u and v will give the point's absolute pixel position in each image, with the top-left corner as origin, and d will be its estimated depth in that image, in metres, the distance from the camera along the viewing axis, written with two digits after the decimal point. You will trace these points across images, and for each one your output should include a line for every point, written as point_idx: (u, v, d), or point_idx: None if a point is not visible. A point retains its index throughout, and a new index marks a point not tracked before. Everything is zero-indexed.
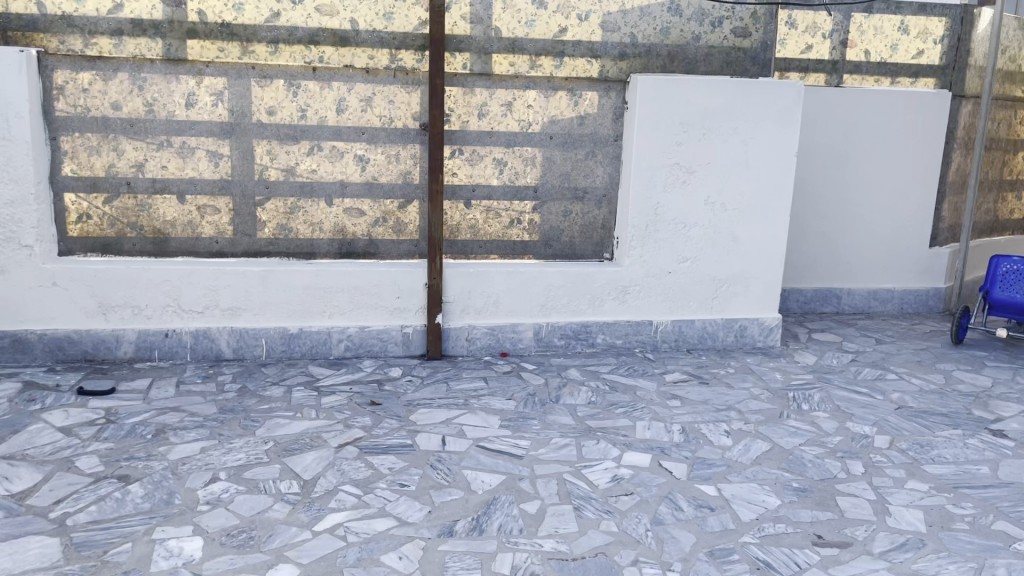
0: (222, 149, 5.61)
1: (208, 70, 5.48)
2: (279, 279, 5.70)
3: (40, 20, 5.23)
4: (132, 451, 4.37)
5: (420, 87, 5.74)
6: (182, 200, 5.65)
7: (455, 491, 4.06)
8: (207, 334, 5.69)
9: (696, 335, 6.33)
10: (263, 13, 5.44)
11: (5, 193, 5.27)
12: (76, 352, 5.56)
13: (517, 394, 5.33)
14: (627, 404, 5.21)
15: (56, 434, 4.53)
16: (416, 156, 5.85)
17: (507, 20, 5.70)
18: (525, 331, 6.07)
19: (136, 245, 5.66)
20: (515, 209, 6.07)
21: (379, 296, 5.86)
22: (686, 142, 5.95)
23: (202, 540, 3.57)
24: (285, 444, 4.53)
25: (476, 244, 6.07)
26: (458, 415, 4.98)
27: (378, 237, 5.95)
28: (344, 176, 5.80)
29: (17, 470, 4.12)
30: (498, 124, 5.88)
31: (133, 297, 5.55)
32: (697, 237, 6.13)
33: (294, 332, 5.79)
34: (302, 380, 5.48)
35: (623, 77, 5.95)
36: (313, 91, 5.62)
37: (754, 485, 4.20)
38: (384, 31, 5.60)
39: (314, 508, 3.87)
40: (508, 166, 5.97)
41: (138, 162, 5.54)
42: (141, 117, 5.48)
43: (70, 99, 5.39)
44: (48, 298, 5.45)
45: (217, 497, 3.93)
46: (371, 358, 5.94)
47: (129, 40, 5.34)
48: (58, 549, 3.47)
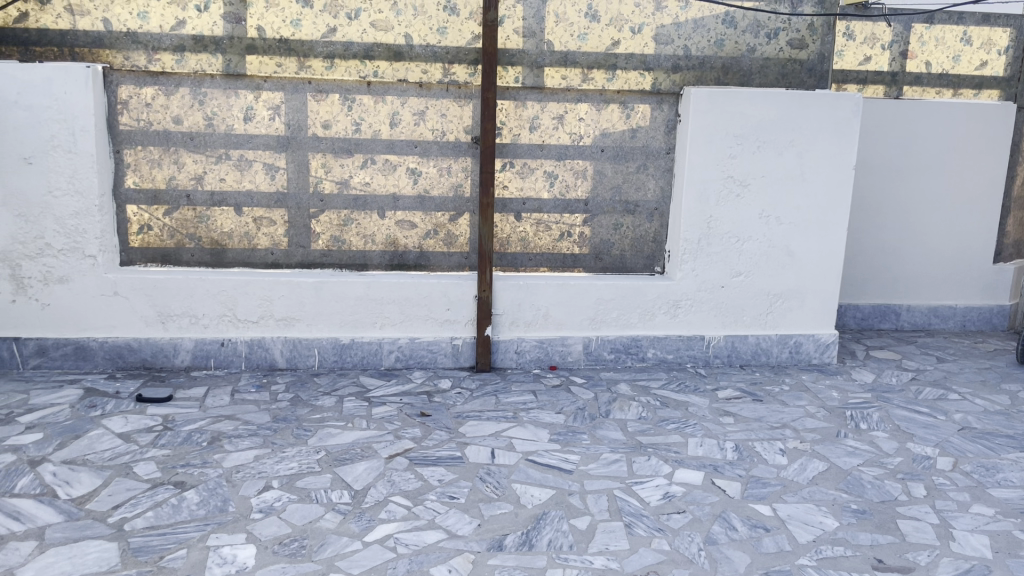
0: (279, 162, 5.71)
1: (267, 85, 5.59)
2: (332, 290, 5.76)
3: (106, 36, 5.39)
4: (188, 458, 4.45)
5: (473, 101, 5.78)
6: (239, 212, 5.76)
7: (504, 505, 4.04)
8: (261, 343, 5.78)
9: (750, 350, 6.23)
10: (320, 29, 5.52)
11: (70, 204, 5.43)
12: (135, 360, 5.69)
13: (568, 408, 5.30)
14: (679, 420, 5.14)
15: (115, 440, 4.64)
16: (467, 168, 5.89)
17: (559, 33, 5.70)
18: (575, 344, 6.04)
19: (195, 255, 5.79)
20: (565, 222, 6.05)
21: (429, 308, 5.89)
22: (739, 154, 5.87)
23: (255, 547, 3.61)
24: (337, 454, 4.56)
25: (526, 257, 6.07)
26: (508, 428, 4.96)
27: (429, 249, 5.98)
28: (396, 189, 5.86)
29: (79, 474, 4.23)
30: (550, 136, 5.89)
31: (190, 306, 5.67)
32: (751, 252, 6.04)
33: (346, 342, 5.85)
34: (353, 391, 5.52)
35: (676, 89, 5.91)
36: (367, 105, 5.69)
37: (810, 506, 4.10)
38: (437, 46, 5.64)
39: (364, 519, 3.89)
40: (559, 179, 5.97)
41: (197, 174, 5.67)
42: (201, 130, 5.61)
43: (134, 113, 5.54)
44: (109, 307, 5.60)
45: (270, 506, 3.97)
46: (421, 369, 5.96)
47: (190, 56, 5.46)
48: (116, 554, 3.53)
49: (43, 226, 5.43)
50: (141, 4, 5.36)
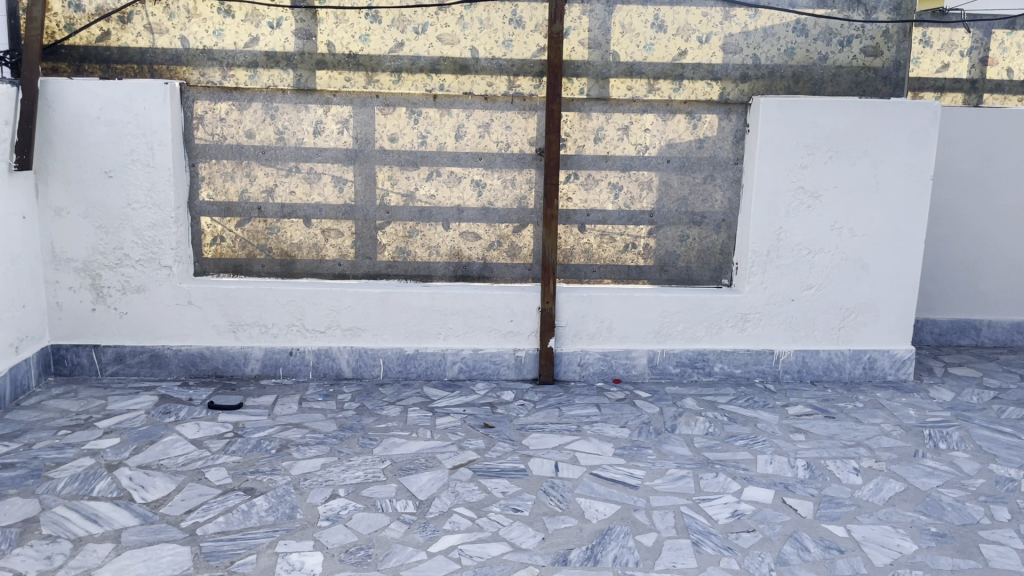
0: (347, 175, 5.81)
1: (336, 99, 5.69)
2: (397, 301, 5.82)
3: (183, 54, 5.56)
4: (258, 465, 4.54)
5: (537, 113, 5.79)
6: (308, 224, 5.87)
7: (569, 519, 4.01)
8: (328, 353, 5.87)
9: (821, 366, 6.06)
10: (388, 43, 5.61)
11: (148, 216, 5.60)
12: (208, 368, 5.84)
13: (632, 422, 5.23)
14: (747, 437, 5.02)
15: (188, 446, 4.75)
16: (532, 180, 5.89)
17: (625, 44, 5.68)
18: (640, 357, 5.97)
19: (265, 266, 5.92)
20: (630, 233, 6.00)
21: (492, 319, 5.90)
22: (810, 165, 5.74)
23: (322, 555, 3.65)
24: (401, 463, 4.59)
25: (590, 269, 6.03)
26: (571, 441, 4.93)
27: (493, 261, 6.00)
28: (461, 202, 5.90)
29: (153, 479, 4.35)
30: (615, 147, 5.85)
31: (261, 316, 5.79)
32: (823, 264, 5.89)
33: (411, 353, 5.89)
34: (417, 401, 5.55)
35: (745, 99, 5.81)
36: (433, 118, 5.76)
37: (887, 528, 3.96)
38: (503, 58, 5.67)
39: (429, 529, 3.90)
40: (624, 190, 5.93)
41: (268, 187, 5.81)
42: (272, 144, 5.74)
43: (209, 128, 5.71)
44: (184, 316, 5.76)
45: (336, 514, 4.02)
46: (484, 380, 5.96)
47: (263, 72, 5.60)
48: (188, 558, 3.62)
49: (122, 237, 5.62)
50: (217, 22, 5.53)
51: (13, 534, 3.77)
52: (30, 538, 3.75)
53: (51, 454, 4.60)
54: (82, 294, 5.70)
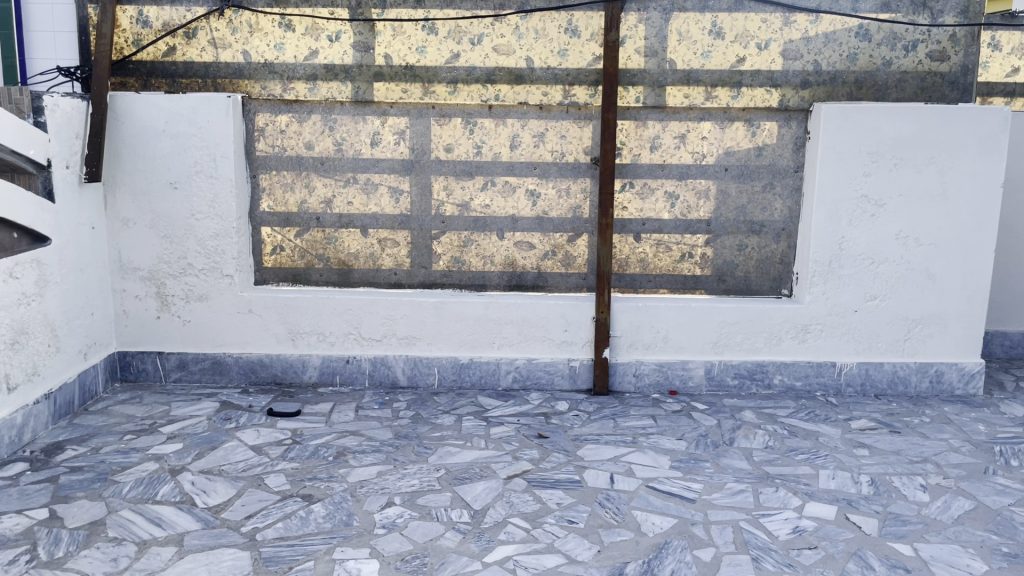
0: (403, 185, 5.87)
1: (393, 110, 5.76)
2: (452, 310, 5.85)
3: (245, 67, 5.70)
4: (315, 471, 4.60)
5: (593, 122, 5.76)
6: (365, 234, 5.94)
7: (625, 532, 3.96)
8: (384, 361, 5.92)
9: (885, 379, 5.90)
10: (444, 55, 5.66)
11: (210, 226, 5.73)
12: (267, 375, 5.95)
13: (689, 434, 5.16)
14: (809, 451, 4.91)
15: (248, 452, 4.84)
16: (587, 190, 5.86)
17: (682, 52, 5.63)
18: (696, 368, 5.88)
19: (323, 276, 6.01)
20: (687, 242, 5.93)
21: (547, 328, 5.88)
22: (874, 172, 5.61)
23: (378, 563, 3.67)
24: (456, 472, 4.60)
25: (645, 279, 5.98)
26: (626, 453, 4.87)
27: (547, 270, 5.99)
28: (516, 211, 5.90)
29: (215, 484, 4.44)
30: (671, 156, 5.80)
31: (319, 324, 5.88)
32: (887, 274, 5.74)
33: (465, 362, 5.91)
34: (471, 410, 5.57)
35: (805, 105, 5.71)
36: (488, 128, 5.78)
37: (956, 547, 3.82)
38: (558, 68, 5.67)
39: (484, 539, 3.90)
40: (680, 199, 5.86)
41: (327, 198, 5.90)
42: (331, 155, 5.83)
43: (270, 140, 5.83)
44: (245, 324, 5.88)
45: (392, 522, 4.04)
46: (538, 390, 5.95)
47: (322, 84, 5.70)
48: (248, 563, 3.68)
49: (185, 246, 5.77)
50: (278, 36, 5.65)
51: (81, 536, 3.88)
52: (97, 540, 3.85)
53: (118, 458, 4.73)
54: (148, 302, 5.85)
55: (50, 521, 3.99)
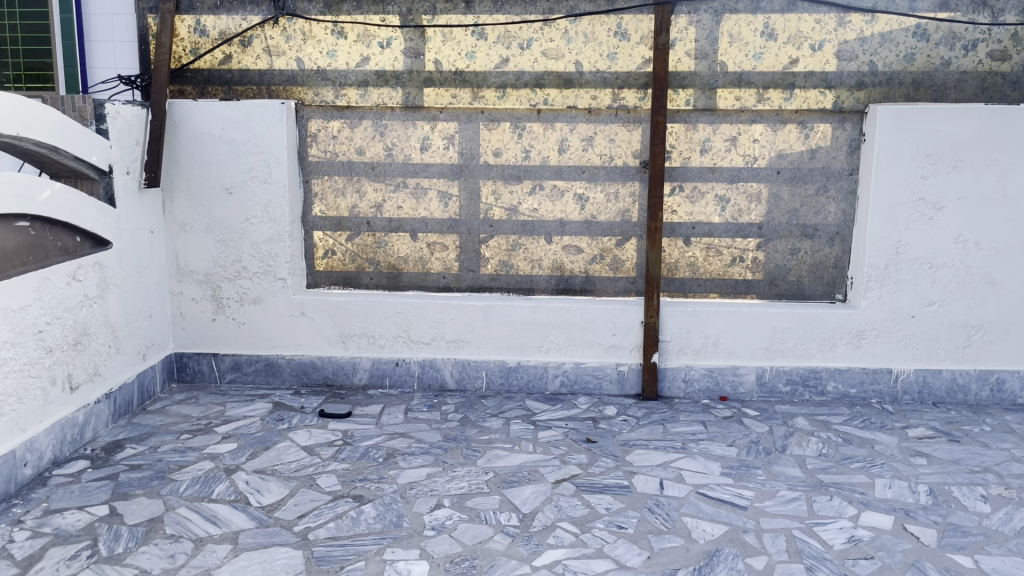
0: (452, 190, 5.91)
1: (442, 115, 5.81)
2: (500, 314, 5.88)
3: (299, 74, 5.81)
4: (366, 472, 4.65)
5: (642, 125, 5.73)
6: (414, 238, 6.00)
7: (675, 539, 3.93)
8: (433, 364, 5.97)
9: (943, 386, 5.75)
10: (494, 60, 5.70)
11: (265, 231, 5.85)
12: (318, 377, 6.04)
13: (740, 440, 5.09)
14: (864, 459, 4.81)
15: (300, 453, 4.92)
16: (635, 194, 5.83)
17: (733, 54, 5.57)
18: (748, 374, 5.81)
19: (373, 279, 6.08)
20: (737, 246, 5.85)
21: (595, 333, 5.86)
22: (932, 175, 5.48)
23: (428, 564, 3.70)
24: (504, 476, 4.61)
25: (695, 283, 5.92)
26: (676, 458, 4.83)
27: (595, 274, 5.96)
28: (564, 215, 5.89)
29: (268, 484, 4.52)
30: (722, 159, 5.74)
31: (369, 327, 5.95)
32: (946, 279, 5.60)
33: (513, 365, 5.93)
34: (519, 413, 5.57)
35: (860, 107, 5.60)
36: (537, 132, 5.79)
37: (1019, 560, 3.70)
38: (607, 71, 5.66)
39: (533, 542, 3.90)
40: (732, 203, 5.79)
41: (377, 203, 5.96)
42: (381, 160, 5.90)
43: (322, 145, 5.91)
44: (297, 326, 5.98)
45: (442, 523, 4.07)
46: (586, 395, 5.93)
47: (373, 90, 5.78)
48: (301, 562, 3.73)
49: (240, 250, 5.89)
50: (330, 43, 5.75)
51: (140, 533, 3.98)
52: (155, 536, 3.95)
53: (175, 456, 4.84)
54: (204, 304, 5.99)
55: (110, 518, 4.10)
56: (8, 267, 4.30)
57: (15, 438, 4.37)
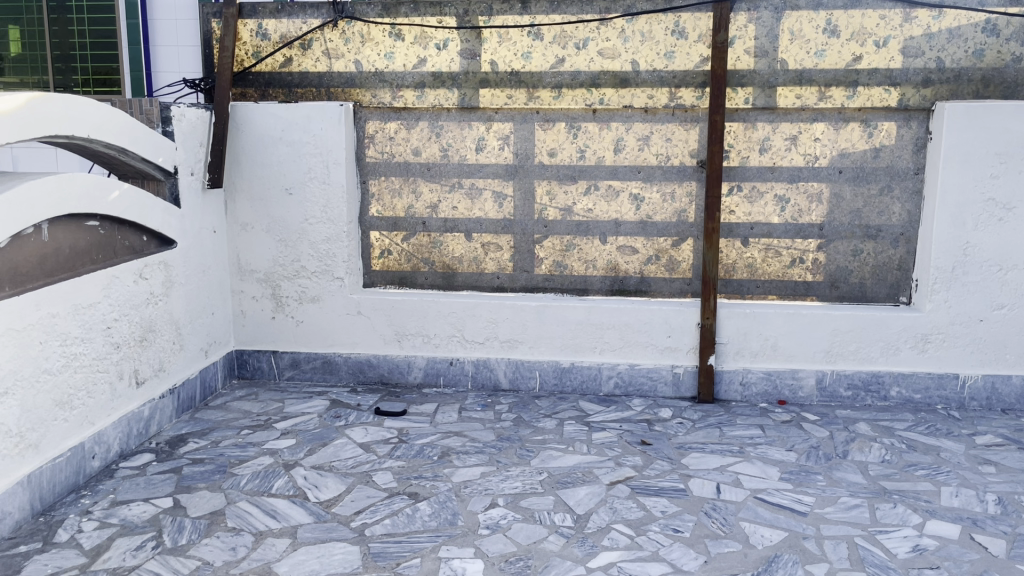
0: (507, 190, 5.92)
1: (498, 116, 5.82)
2: (554, 314, 5.87)
3: (357, 77, 5.89)
4: (421, 470, 4.69)
5: (699, 124, 5.67)
6: (469, 238, 6.02)
7: (733, 543, 3.87)
8: (487, 364, 5.99)
9: (1013, 393, 5.56)
10: (550, 60, 5.70)
11: (323, 231, 5.94)
12: (374, 375, 6.11)
13: (799, 445, 4.99)
14: (929, 466, 4.67)
15: (357, 450, 4.98)
16: (692, 194, 5.77)
17: (795, 51, 5.48)
18: (807, 378, 5.70)
19: (428, 279, 6.12)
20: (797, 247, 5.74)
21: (650, 334, 5.82)
22: (1002, 174, 5.31)
23: (483, 563, 3.71)
24: (558, 476, 4.60)
25: (753, 284, 5.82)
26: (733, 462, 4.76)
27: (651, 275, 5.91)
28: (619, 215, 5.86)
29: (326, 480, 4.59)
30: (781, 158, 5.64)
31: (424, 326, 6.00)
32: (1016, 281, 5.41)
33: (567, 366, 5.91)
34: (573, 414, 5.56)
35: (927, 104, 5.45)
36: (593, 132, 5.76)
37: None
38: (664, 70, 5.61)
39: (588, 544, 3.89)
40: (791, 203, 5.69)
41: (432, 203, 6.01)
42: (437, 161, 5.94)
43: (379, 146, 5.98)
44: (354, 325, 6.06)
45: (496, 523, 4.08)
46: (641, 397, 5.88)
47: (430, 92, 5.83)
48: (358, 557, 3.78)
49: (299, 250, 6.00)
50: (388, 46, 5.82)
51: (202, 525, 4.08)
52: (217, 529, 4.04)
53: (236, 451, 4.95)
54: (264, 303, 6.11)
55: (174, 510, 4.21)
56: (78, 265, 4.45)
57: (84, 431, 4.51)
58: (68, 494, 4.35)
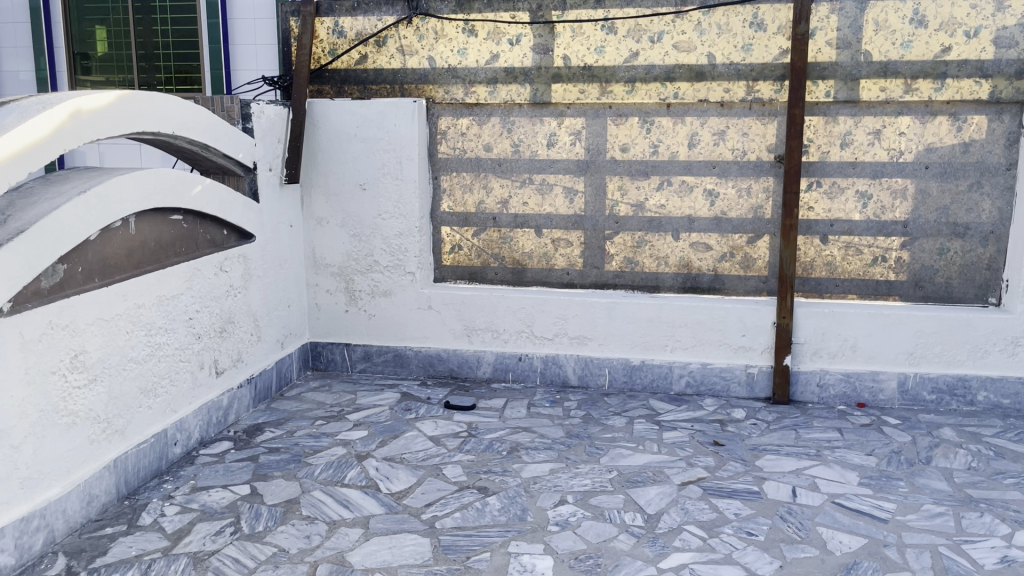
0: (578, 186, 5.88)
1: (570, 111, 5.79)
2: (625, 311, 5.81)
3: (430, 73, 5.93)
4: (491, 465, 4.71)
5: (777, 118, 5.53)
6: (540, 234, 6.01)
7: (809, 549, 3.77)
8: (556, 360, 5.98)
9: None
10: (624, 54, 5.64)
11: (395, 226, 6.01)
12: (444, 369, 6.16)
13: (880, 450, 4.83)
14: (1019, 475, 4.47)
15: (427, 443, 5.03)
16: (769, 189, 5.64)
17: (879, 42, 5.30)
18: (888, 380, 5.51)
19: (498, 274, 6.13)
20: (879, 245, 5.56)
21: (724, 333, 5.71)
22: None
23: (553, 559, 3.70)
24: (629, 475, 4.56)
25: (832, 283, 5.66)
26: (810, 466, 4.64)
27: (725, 272, 5.80)
28: (692, 211, 5.76)
29: (397, 471, 4.64)
30: (864, 153, 5.45)
31: (494, 321, 6.02)
32: None
33: (637, 364, 5.85)
34: (643, 413, 5.49)
35: (1020, 97, 5.22)
36: (666, 126, 5.68)
37: None
38: (742, 63, 5.49)
39: (658, 544, 3.84)
40: (874, 199, 5.50)
41: (503, 198, 6.01)
42: (508, 157, 5.94)
43: (451, 142, 6.01)
44: (425, 319, 6.12)
45: (565, 520, 4.06)
46: (713, 396, 5.78)
47: (502, 87, 5.83)
48: (428, 549, 3.81)
49: (372, 244, 6.08)
50: (461, 42, 5.84)
51: (278, 513, 4.17)
52: (292, 517, 4.13)
53: (310, 441, 5.06)
54: (338, 296, 6.22)
55: (251, 497, 4.32)
56: (163, 258, 4.61)
57: (167, 418, 4.67)
58: (152, 479, 4.51)
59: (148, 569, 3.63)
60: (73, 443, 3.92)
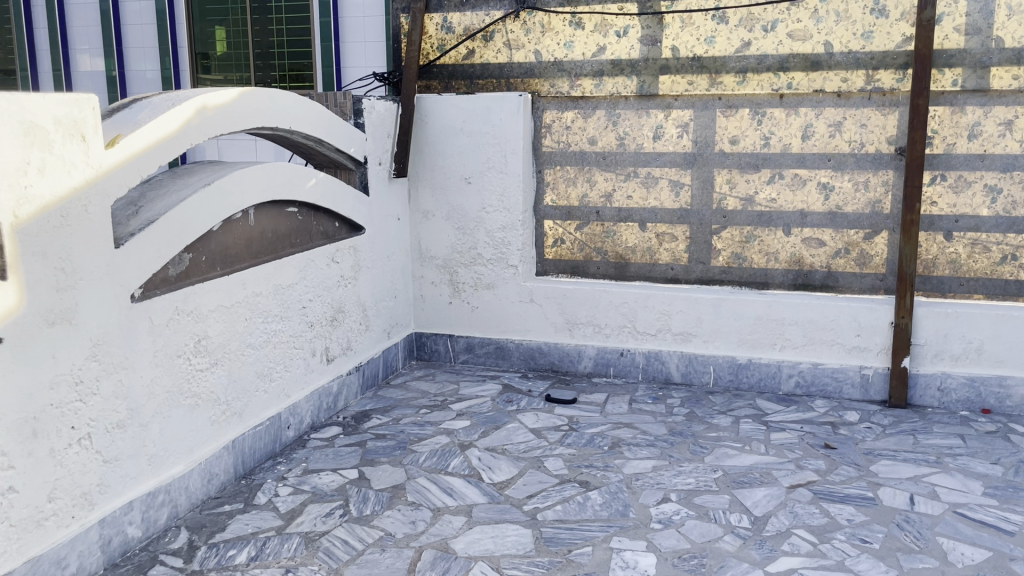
0: (684, 179, 5.76)
1: (677, 103, 5.68)
2: (731, 307, 5.69)
3: (537, 66, 5.95)
4: (592, 459, 4.69)
5: (899, 109, 5.29)
6: (644, 228, 5.93)
7: (928, 559, 3.60)
8: (659, 356, 5.89)
9: None
10: (735, 44, 5.52)
11: (499, 219, 6.06)
12: (545, 362, 6.18)
13: (1007, 459, 4.57)
14: None
15: (529, 434, 5.06)
16: (888, 183, 5.39)
17: (1013, 28, 5.00)
18: (1017, 386, 5.19)
19: (600, 268, 6.09)
20: (1009, 242, 5.24)
21: (837, 333, 5.52)
22: None
23: (655, 557, 3.66)
24: (734, 475, 4.46)
25: (955, 282, 5.37)
26: (929, 473, 4.42)
27: (839, 270, 5.59)
28: (805, 206, 5.57)
29: (499, 462, 4.69)
30: (994, 145, 5.15)
31: (595, 315, 6.01)
32: None
33: (743, 362, 5.71)
34: (749, 412, 5.36)
35: None
36: (779, 118, 5.50)
37: None
38: (860, 52, 5.30)
39: (765, 547, 3.74)
40: (1004, 194, 5.19)
41: (607, 192, 5.96)
42: (613, 150, 5.88)
43: (556, 135, 6.00)
44: (526, 313, 6.16)
45: (669, 518, 4.01)
46: (824, 398, 5.58)
47: (608, 80, 5.82)
48: (530, 541, 3.83)
49: (476, 237, 6.16)
50: (568, 34, 5.84)
51: (385, 498, 4.28)
52: (398, 502, 4.23)
53: (415, 429, 5.17)
54: (442, 288, 6.33)
55: (359, 481, 4.46)
56: (280, 249, 4.79)
57: (281, 403, 4.87)
58: (266, 460, 4.70)
59: (263, 546, 3.79)
60: (196, 423, 4.14)
